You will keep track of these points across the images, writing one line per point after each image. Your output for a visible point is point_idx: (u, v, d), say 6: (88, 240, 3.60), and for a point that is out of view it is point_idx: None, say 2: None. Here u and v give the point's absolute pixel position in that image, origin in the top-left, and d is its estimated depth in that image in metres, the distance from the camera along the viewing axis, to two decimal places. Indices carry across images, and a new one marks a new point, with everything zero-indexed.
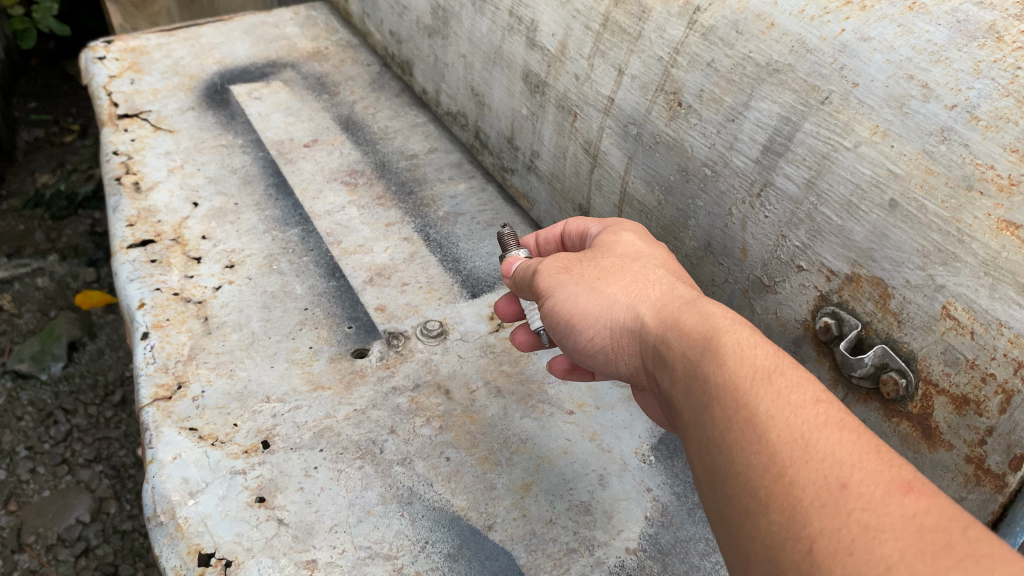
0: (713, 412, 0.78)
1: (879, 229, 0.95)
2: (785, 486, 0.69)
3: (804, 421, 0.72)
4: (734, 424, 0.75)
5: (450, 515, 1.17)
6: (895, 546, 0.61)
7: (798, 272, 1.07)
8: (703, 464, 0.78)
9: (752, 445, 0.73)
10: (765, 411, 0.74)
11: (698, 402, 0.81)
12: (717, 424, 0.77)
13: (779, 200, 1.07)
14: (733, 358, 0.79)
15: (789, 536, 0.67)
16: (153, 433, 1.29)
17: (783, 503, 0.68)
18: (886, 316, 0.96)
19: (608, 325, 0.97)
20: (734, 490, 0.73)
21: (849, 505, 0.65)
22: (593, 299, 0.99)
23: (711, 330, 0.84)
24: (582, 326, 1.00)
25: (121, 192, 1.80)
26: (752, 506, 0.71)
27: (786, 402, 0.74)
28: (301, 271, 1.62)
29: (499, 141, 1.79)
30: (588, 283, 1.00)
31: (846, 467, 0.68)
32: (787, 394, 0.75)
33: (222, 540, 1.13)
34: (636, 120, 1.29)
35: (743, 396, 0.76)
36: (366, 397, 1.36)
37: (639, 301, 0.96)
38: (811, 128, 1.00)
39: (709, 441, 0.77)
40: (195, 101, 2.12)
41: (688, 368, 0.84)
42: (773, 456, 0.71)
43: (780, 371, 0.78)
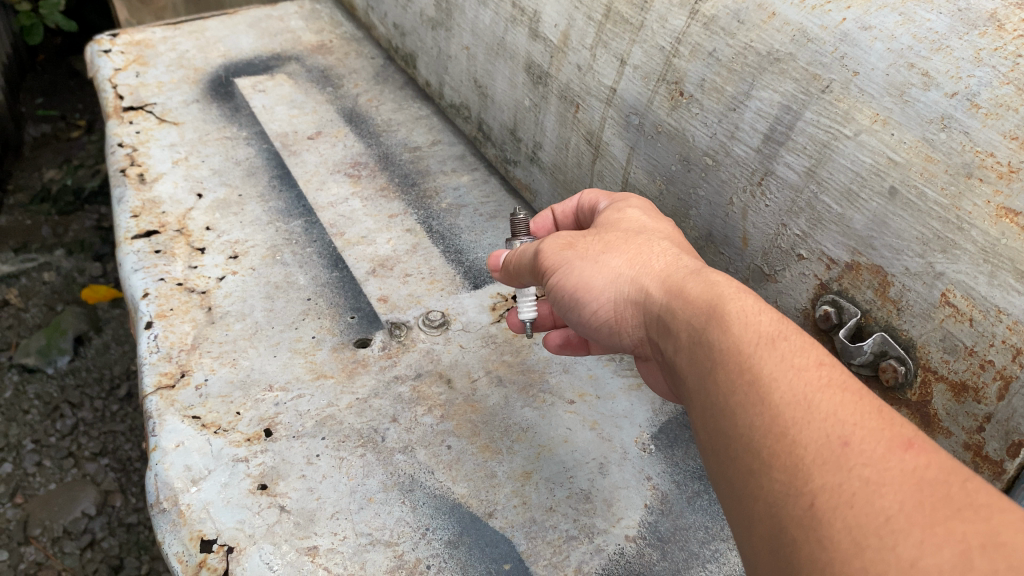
0: (717, 376, 0.77)
1: (879, 217, 0.95)
2: (787, 445, 0.68)
3: (807, 383, 0.71)
4: (739, 387, 0.74)
5: (450, 502, 1.18)
6: (894, 499, 0.60)
7: (798, 261, 1.08)
8: (707, 429, 0.77)
9: (755, 406, 0.72)
10: (768, 374, 0.73)
11: (702, 367, 0.80)
12: (721, 388, 0.76)
13: (780, 189, 1.07)
14: (740, 326, 0.79)
15: (791, 493, 0.66)
16: (156, 420, 1.30)
17: (784, 461, 0.67)
18: (886, 304, 0.97)
19: (613, 297, 0.97)
20: (737, 452, 0.72)
21: (850, 461, 0.64)
22: (599, 271, 0.98)
23: (717, 298, 0.84)
24: (588, 298, 0.99)
25: (126, 184, 1.81)
26: (755, 466, 0.70)
27: (789, 364, 0.73)
28: (304, 261, 1.63)
29: (502, 133, 1.80)
30: (594, 255, 1.00)
31: (849, 426, 0.66)
32: (791, 357, 0.74)
33: (224, 527, 1.14)
34: (638, 110, 1.29)
35: (748, 359, 0.76)
36: (368, 386, 1.37)
37: (645, 273, 0.95)
38: (812, 117, 1.00)
39: (712, 406, 0.76)
40: (200, 94, 2.12)
41: (692, 335, 0.84)
42: (777, 416, 0.70)
43: (784, 336, 0.77)
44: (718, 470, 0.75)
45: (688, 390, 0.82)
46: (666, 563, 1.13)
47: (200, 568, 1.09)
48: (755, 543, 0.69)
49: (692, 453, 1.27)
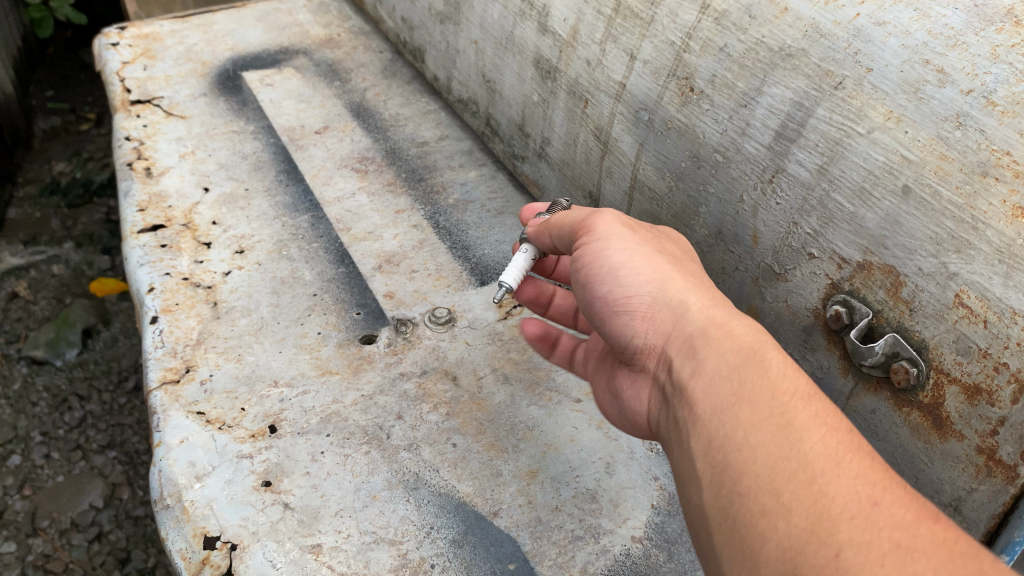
0: (748, 414, 0.81)
1: (891, 216, 0.93)
2: (816, 497, 0.73)
3: (835, 445, 0.77)
4: (771, 433, 0.78)
5: (455, 501, 1.17)
6: (927, 565, 0.66)
7: (809, 260, 1.06)
8: (715, 460, 0.80)
9: (786, 453, 0.76)
10: (801, 427, 0.78)
11: (726, 401, 0.83)
12: (748, 426, 0.80)
13: (791, 186, 1.05)
14: (780, 377, 0.83)
15: (812, 540, 0.70)
16: (160, 416, 1.29)
17: (810, 512, 0.72)
18: (898, 304, 0.95)
19: (646, 294, 0.96)
20: (749, 490, 0.76)
21: (881, 524, 0.69)
22: (644, 265, 0.97)
23: (759, 342, 0.87)
24: (625, 282, 0.97)
25: (133, 177, 1.81)
26: (772, 508, 0.74)
27: (820, 423, 0.79)
28: (311, 257, 1.62)
29: (510, 128, 1.79)
30: (641, 250, 0.98)
31: (880, 498, 0.72)
32: (820, 419, 0.79)
33: (228, 523, 1.13)
34: (648, 106, 1.28)
35: (784, 412, 0.80)
36: (373, 382, 1.36)
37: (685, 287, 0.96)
38: (824, 114, 0.99)
39: (732, 440, 0.80)
40: (208, 88, 2.12)
41: (725, 366, 0.86)
42: (809, 472, 0.75)
43: (815, 397, 0.82)
44: (720, 501, 0.78)
45: (699, 413, 0.85)
46: (672, 565, 1.12)
47: (204, 565, 1.09)
48: None
49: None
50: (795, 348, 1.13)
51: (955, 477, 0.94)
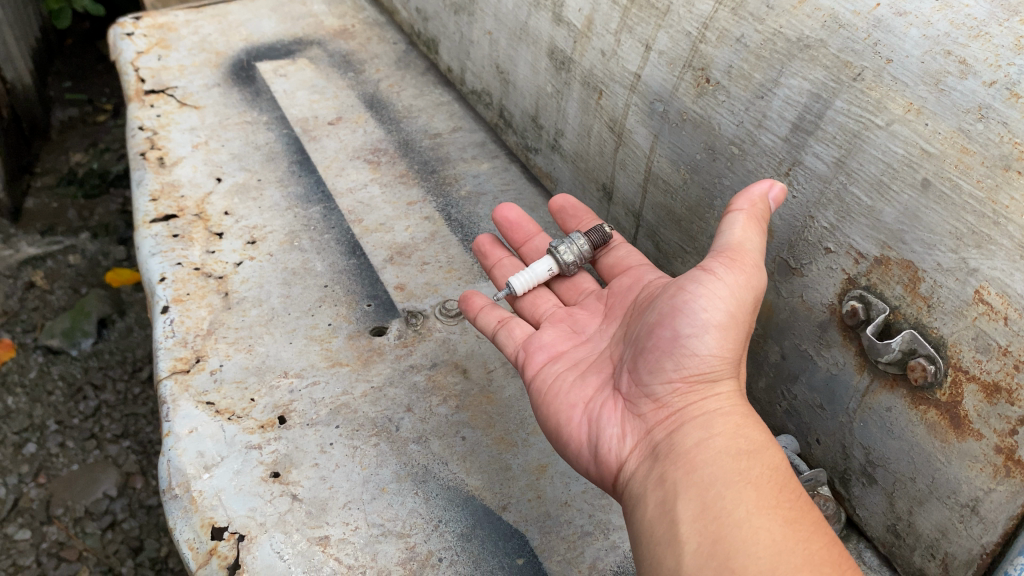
0: (750, 499, 0.88)
1: (910, 210, 0.91)
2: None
3: (822, 550, 0.85)
4: (773, 518, 0.86)
5: (464, 494, 1.16)
6: None
7: (825, 254, 1.04)
8: (709, 531, 0.86)
9: (780, 543, 0.83)
10: (791, 524, 0.86)
11: (733, 481, 0.90)
12: (747, 508, 0.87)
13: (808, 179, 1.04)
14: (785, 474, 0.93)
15: None
16: (170, 405, 1.29)
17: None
18: (916, 300, 0.93)
19: (709, 363, 1.01)
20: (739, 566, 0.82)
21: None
22: (731, 337, 1.02)
23: (772, 444, 0.96)
24: (707, 343, 1.01)
25: (146, 167, 1.81)
26: None
27: (809, 527, 0.87)
28: (322, 248, 1.61)
29: (523, 120, 1.77)
30: (736, 322, 1.02)
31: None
32: (816, 522, 0.89)
33: (236, 514, 1.13)
34: (663, 98, 1.26)
35: (785, 502, 0.89)
36: (383, 374, 1.35)
37: (726, 378, 1.03)
38: (842, 105, 0.97)
39: (732, 517, 0.86)
40: (222, 78, 2.11)
41: (740, 447, 0.94)
42: (803, 558, 0.83)
43: (804, 501, 0.91)
44: (704, 558, 0.84)
45: (700, 474, 0.91)
46: None
47: (211, 556, 1.08)
48: None
49: None
50: (810, 343, 1.11)
51: (972, 477, 0.92)
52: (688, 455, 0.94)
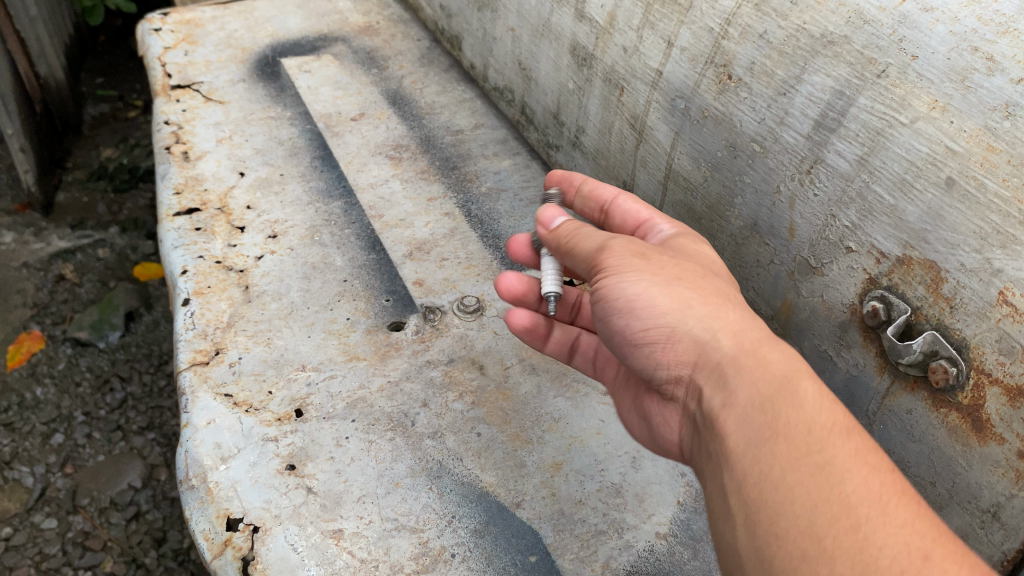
0: (781, 449, 0.79)
1: (934, 209, 0.90)
2: (862, 544, 0.72)
3: (874, 488, 0.75)
4: (811, 470, 0.77)
5: (478, 490, 1.16)
6: None
7: (846, 254, 1.03)
8: (753, 497, 0.78)
9: (826, 496, 0.75)
10: (835, 463, 0.77)
11: (762, 437, 0.80)
12: (783, 462, 0.78)
13: (831, 177, 1.02)
14: (812, 407, 0.80)
15: None
16: (189, 396, 1.30)
17: (855, 559, 0.71)
18: (938, 301, 0.92)
19: (665, 322, 0.92)
20: (790, 534, 0.75)
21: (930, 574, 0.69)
22: (663, 288, 0.93)
23: (796, 371, 0.84)
24: (646, 312, 0.93)
25: (170, 161, 1.82)
26: (815, 554, 0.73)
27: (859, 462, 0.77)
28: (342, 243, 1.62)
29: (545, 117, 1.77)
30: (659, 275, 0.94)
31: (922, 537, 0.72)
32: (862, 455, 0.78)
33: (251, 506, 1.13)
34: (684, 94, 1.25)
35: (818, 443, 0.78)
36: (400, 369, 1.35)
37: (709, 315, 0.90)
38: (865, 103, 0.95)
39: (771, 477, 0.78)
40: (248, 74, 2.13)
41: (755, 396, 0.83)
42: (850, 512, 0.74)
43: (854, 431, 0.80)
44: (752, 531, 0.77)
45: (732, 444, 0.82)
46: (697, 563, 1.09)
47: (226, 547, 1.09)
48: None
49: None
50: (830, 343, 1.10)
51: (993, 483, 0.91)
52: (716, 422, 0.85)
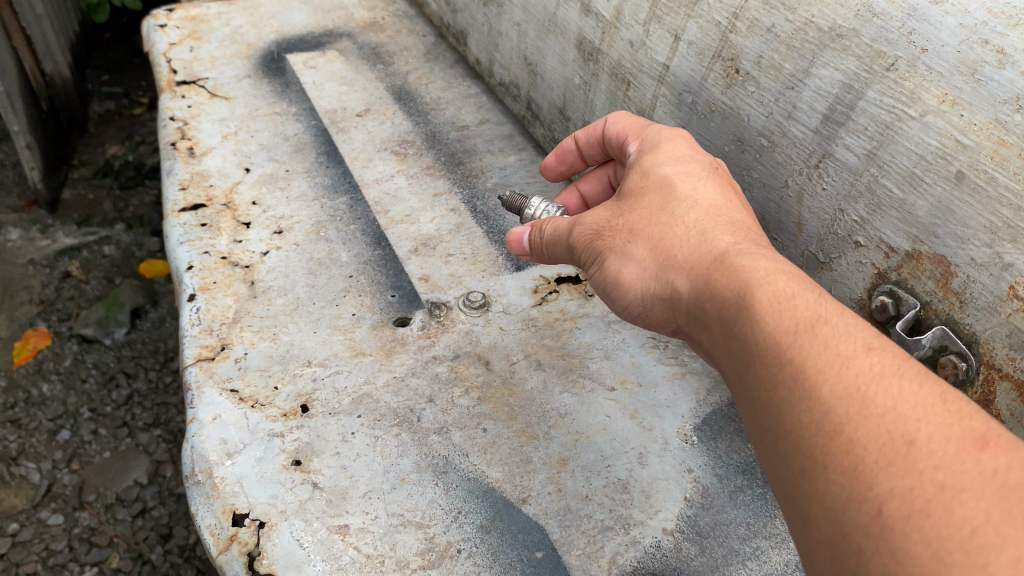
0: (760, 370, 0.77)
1: (943, 202, 0.89)
2: (845, 445, 0.67)
3: (858, 373, 0.70)
4: (788, 382, 0.73)
5: (484, 486, 1.16)
6: (977, 507, 0.59)
7: (855, 248, 1.02)
8: (756, 425, 0.77)
9: (805, 401, 0.71)
10: (813, 365, 0.72)
11: (744, 365, 0.80)
12: (765, 382, 0.76)
13: (839, 171, 1.01)
14: (771, 313, 0.78)
15: (855, 498, 0.65)
16: (195, 392, 1.30)
17: (844, 463, 0.66)
18: (948, 296, 0.91)
19: (642, 294, 0.98)
20: (789, 450, 0.72)
21: (920, 463, 0.63)
22: (625, 264, 0.99)
23: (752, 282, 0.82)
24: (624, 291, 1.00)
25: (176, 156, 1.82)
26: (809, 467, 0.69)
27: (835, 353, 0.72)
28: (348, 238, 1.62)
29: (551, 112, 1.76)
30: (619, 248, 1.00)
31: (910, 421, 0.65)
32: (835, 345, 0.73)
33: (257, 501, 1.13)
34: (691, 88, 1.24)
35: (786, 348, 0.75)
36: (406, 364, 1.35)
37: (672, 266, 0.93)
38: (874, 96, 0.94)
39: (761, 401, 0.76)
40: (253, 70, 2.12)
41: (723, 330, 0.84)
42: (830, 413, 0.69)
43: (826, 320, 0.75)
44: (767, 459, 0.76)
45: (730, 382, 0.83)
46: (704, 559, 1.08)
47: (232, 542, 1.09)
48: (812, 545, 0.68)
49: (736, 446, 1.22)
50: None
51: None
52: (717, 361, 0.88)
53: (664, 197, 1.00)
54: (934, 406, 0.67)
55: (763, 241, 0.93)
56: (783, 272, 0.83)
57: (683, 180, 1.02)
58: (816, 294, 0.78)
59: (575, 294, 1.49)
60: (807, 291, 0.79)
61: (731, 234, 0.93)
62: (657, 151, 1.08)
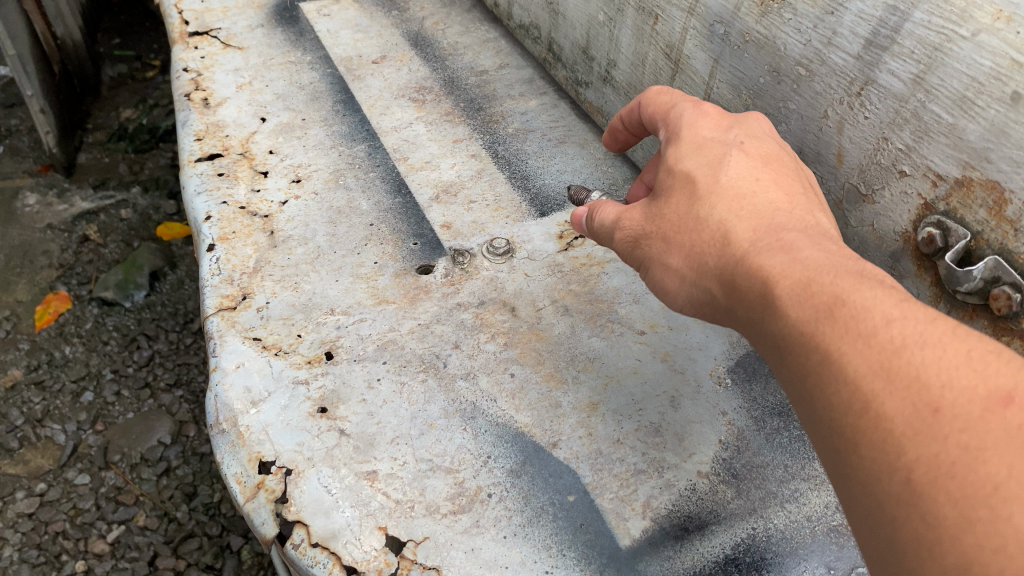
0: (798, 372, 0.74)
1: (998, 125, 0.84)
2: (873, 421, 0.65)
3: (879, 350, 0.67)
4: (819, 383, 0.70)
5: (513, 431, 1.13)
6: (1001, 463, 0.57)
7: (900, 178, 0.98)
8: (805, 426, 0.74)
9: (833, 387, 0.69)
10: (835, 352, 0.69)
11: (786, 374, 0.76)
12: (803, 382, 0.73)
13: (882, 98, 0.96)
14: (795, 308, 0.74)
15: (885, 471, 0.63)
16: (217, 341, 1.28)
17: (873, 438, 0.65)
18: (1001, 224, 0.87)
19: (690, 298, 0.93)
20: (827, 438, 0.70)
21: (945, 428, 0.61)
22: (667, 275, 0.94)
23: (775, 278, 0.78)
24: (673, 301, 0.96)
25: (190, 107, 1.79)
26: (843, 449, 0.68)
27: (855, 335, 0.68)
28: (368, 186, 1.58)
29: (574, 52, 1.72)
30: (655, 256, 0.96)
31: (934, 388, 0.63)
32: (856, 325, 0.69)
33: (283, 449, 1.11)
34: (724, 19, 1.19)
35: (811, 340, 0.72)
36: (430, 312, 1.32)
37: (709, 273, 0.88)
38: (922, 17, 0.88)
39: (801, 401, 0.74)
40: (266, 19, 2.07)
41: (762, 332, 0.81)
42: (857, 392, 0.67)
43: (845, 303, 0.71)
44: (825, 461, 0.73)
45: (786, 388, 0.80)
46: (741, 501, 1.05)
47: (259, 490, 1.07)
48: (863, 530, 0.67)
49: (772, 388, 1.19)
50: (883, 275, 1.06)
51: None
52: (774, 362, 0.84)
53: (687, 187, 0.93)
54: (959, 365, 0.63)
55: (793, 217, 0.86)
56: (807, 259, 0.77)
57: (707, 168, 0.93)
58: (836, 274, 0.73)
59: None
60: (826, 275, 0.74)
61: (758, 219, 0.86)
62: (679, 138, 0.98)
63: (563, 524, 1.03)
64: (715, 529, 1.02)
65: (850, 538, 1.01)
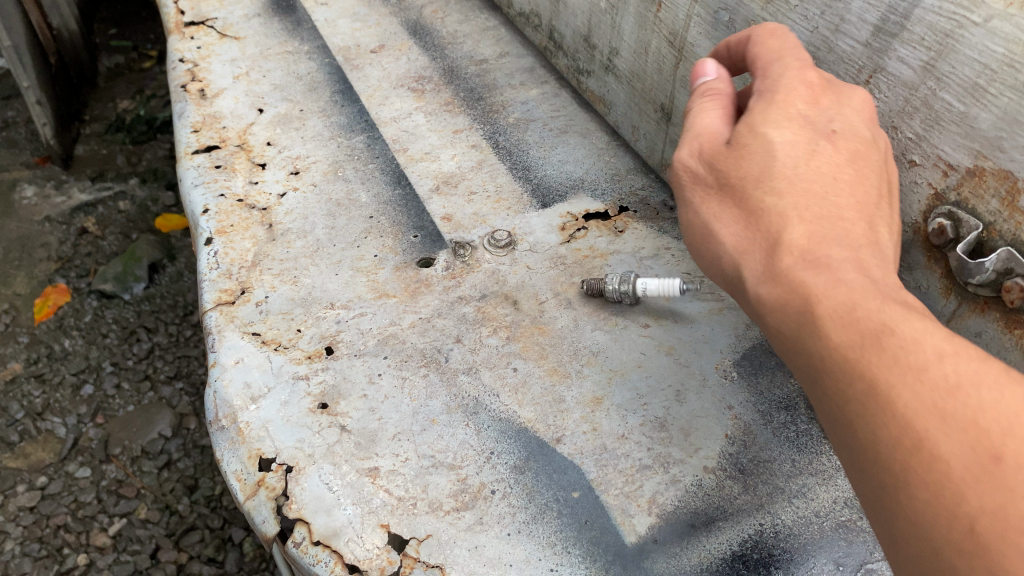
0: (840, 393, 0.70)
1: (1010, 113, 0.82)
2: (925, 461, 0.62)
3: (934, 390, 0.64)
4: (868, 412, 0.67)
5: (516, 426, 1.12)
6: None
7: (910, 168, 0.96)
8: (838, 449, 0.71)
9: (881, 420, 0.66)
10: (888, 384, 0.66)
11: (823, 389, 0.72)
12: (845, 405, 0.69)
13: (892, 86, 0.94)
14: (840, 329, 0.70)
15: (936, 515, 0.61)
16: (216, 336, 1.26)
17: (924, 479, 0.62)
18: (1015, 215, 0.85)
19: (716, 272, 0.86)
20: (868, 467, 0.67)
21: (1006, 479, 0.59)
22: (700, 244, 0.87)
23: (816, 295, 0.72)
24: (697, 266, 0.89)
25: (187, 99, 1.76)
26: (888, 482, 0.65)
27: (911, 368, 0.65)
28: (367, 178, 1.56)
29: (575, 41, 1.70)
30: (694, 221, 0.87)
31: (994, 434, 0.61)
32: (909, 359, 0.66)
33: (283, 445, 1.10)
34: (729, 6, 1.17)
35: (857, 367, 0.68)
36: (431, 305, 1.30)
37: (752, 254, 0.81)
38: (932, 3, 0.86)
39: (839, 422, 0.70)
40: (263, 9, 2.05)
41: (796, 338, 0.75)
42: (907, 429, 0.64)
43: (901, 330, 0.67)
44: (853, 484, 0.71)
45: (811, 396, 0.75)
46: (748, 497, 1.04)
47: (260, 487, 1.06)
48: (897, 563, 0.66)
49: (778, 381, 1.17)
50: None
51: None
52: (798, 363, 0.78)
53: (754, 156, 0.82)
54: (1014, 410, 0.62)
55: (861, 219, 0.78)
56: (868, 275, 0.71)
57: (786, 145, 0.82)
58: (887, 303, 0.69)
59: (604, 231, 1.44)
60: (876, 299, 0.70)
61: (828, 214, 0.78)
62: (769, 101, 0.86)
63: (568, 520, 1.01)
64: (722, 525, 1.01)
65: (859, 533, 1.00)
